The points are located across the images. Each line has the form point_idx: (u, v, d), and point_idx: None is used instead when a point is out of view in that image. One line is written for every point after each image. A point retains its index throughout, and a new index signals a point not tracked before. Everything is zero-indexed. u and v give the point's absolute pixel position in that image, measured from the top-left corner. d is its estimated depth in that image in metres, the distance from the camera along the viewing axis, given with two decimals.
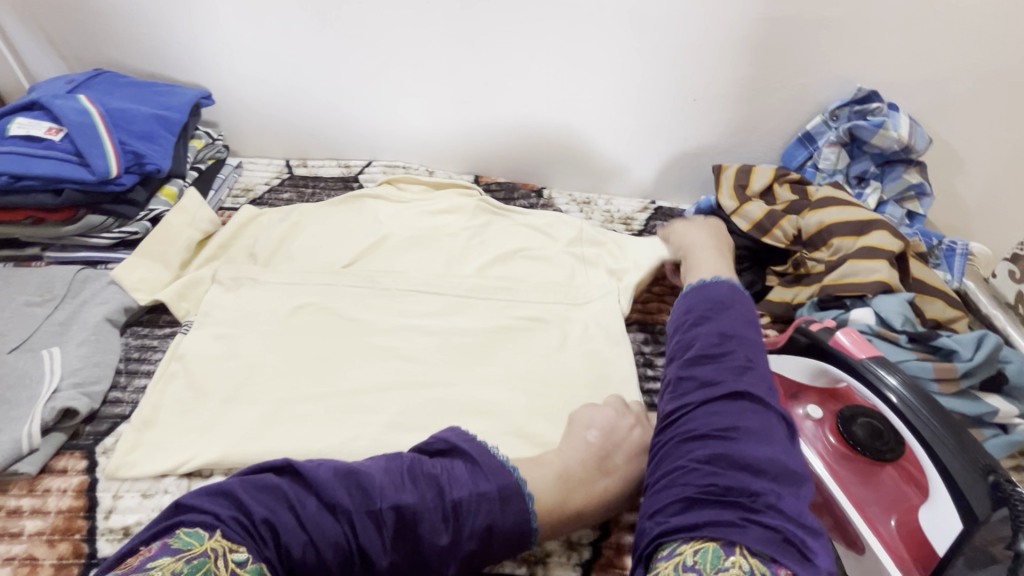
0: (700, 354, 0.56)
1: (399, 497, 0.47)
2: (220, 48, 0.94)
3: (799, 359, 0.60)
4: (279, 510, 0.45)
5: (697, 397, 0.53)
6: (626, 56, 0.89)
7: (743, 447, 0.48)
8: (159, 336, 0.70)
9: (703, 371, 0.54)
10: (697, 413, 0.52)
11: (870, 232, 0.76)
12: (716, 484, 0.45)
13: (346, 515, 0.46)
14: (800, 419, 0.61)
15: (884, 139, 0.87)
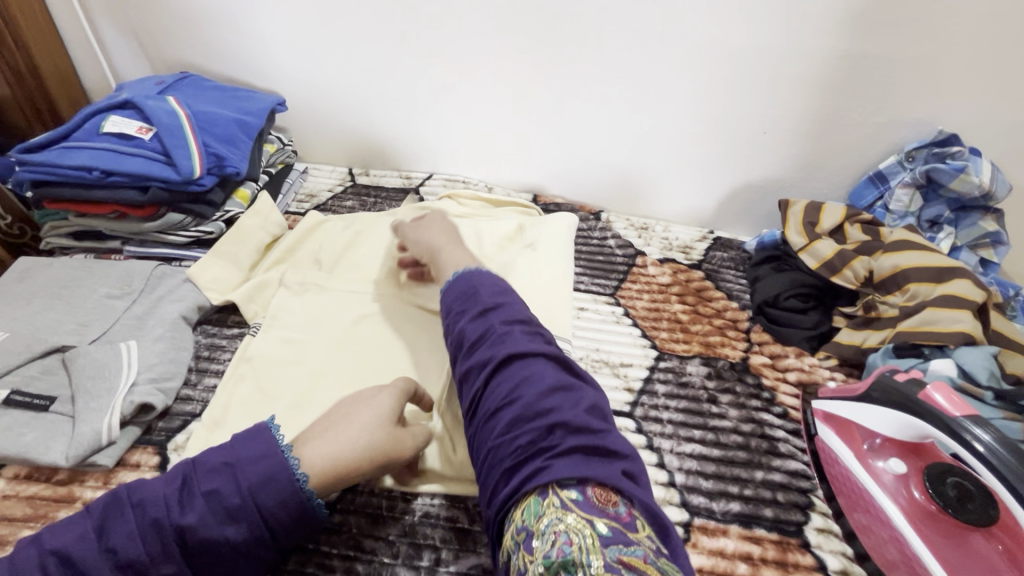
0: (458, 338, 0.51)
1: (204, 483, 0.43)
2: (297, 58, 0.96)
3: (882, 410, 0.59)
4: (161, 509, 0.42)
5: (481, 381, 0.47)
6: (697, 86, 0.88)
7: (520, 398, 0.44)
8: (228, 336, 0.71)
9: (477, 357, 0.48)
10: (469, 384, 0.48)
11: (951, 280, 0.73)
12: (523, 434, 0.42)
13: (163, 515, 0.41)
14: (882, 471, 0.59)
15: (964, 183, 0.85)
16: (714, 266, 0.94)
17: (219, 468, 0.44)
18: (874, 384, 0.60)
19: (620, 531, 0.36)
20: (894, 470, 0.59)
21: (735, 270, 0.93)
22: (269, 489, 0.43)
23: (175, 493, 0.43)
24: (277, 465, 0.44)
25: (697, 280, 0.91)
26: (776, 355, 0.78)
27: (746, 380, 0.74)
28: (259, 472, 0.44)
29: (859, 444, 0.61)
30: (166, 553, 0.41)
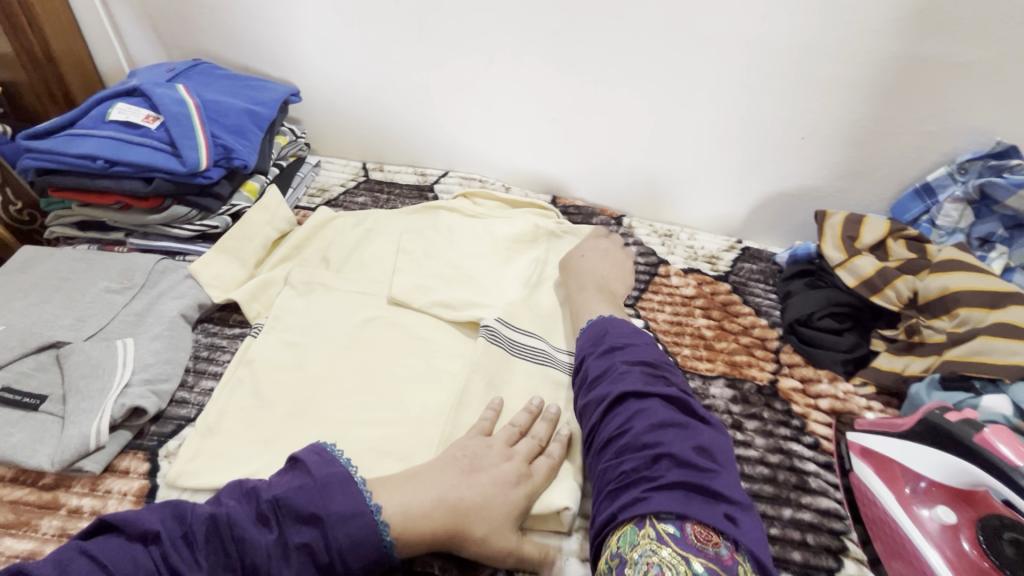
0: (581, 375, 0.59)
1: (314, 513, 0.45)
2: (314, 48, 0.93)
3: (931, 451, 0.54)
4: (242, 531, 0.43)
5: (595, 414, 0.54)
6: (732, 87, 0.83)
7: (628, 433, 0.50)
8: (229, 336, 0.68)
9: (594, 391, 0.56)
10: (596, 417, 0.54)
11: (1006, 306, 0.67)
12: (628, 467, 0.48)
13: (238, 542, 0.43)
14: (926, 519, 0.54)
15: (1022, 200, 0.78)
16: (742, 279, 0.89)
17: (309, 513, 0.45)
18: (924, 421, 0.56)
19: (716, 570, 0.41)
20: (943, 520, 0.54)
21: (764, 283, 0.88)
22: (356, 551, 0.44)
23: (249, 519, 0.44)
24: (363, 525, 0.45)
25: (724, 293, 0.85)
26: (807, 379, 0.72)
27: (774, 405, 0.68)
28: (344, 514, 0.45)
29: (903, 489, 0.56)
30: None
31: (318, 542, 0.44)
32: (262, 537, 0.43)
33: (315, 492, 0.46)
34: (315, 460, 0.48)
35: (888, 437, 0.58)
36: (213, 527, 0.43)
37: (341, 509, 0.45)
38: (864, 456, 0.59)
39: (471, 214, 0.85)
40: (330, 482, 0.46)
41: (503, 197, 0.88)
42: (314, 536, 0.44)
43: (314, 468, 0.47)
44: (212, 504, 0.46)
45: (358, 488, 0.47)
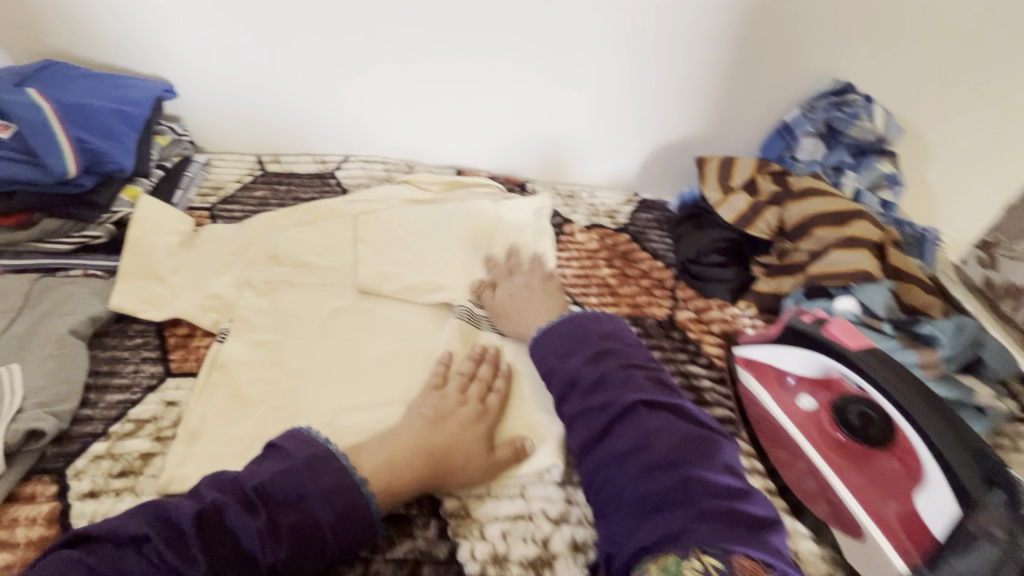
0: (570, 380, 0.57)
1: (301, 492, 0.46)
2: (184, 39, 0.89)
3: (793, 351, 0.62)
4: (231, 517, 0.44)
5: (601, 422, 0.52)
6: (609, 48, 0.88)
7: (648, 452, 0.49)
8: (130, 348, 0.65)
9: (594, 396, 0.54)
10: (611, 436, 0.52)
11: (852, 222, 0.78)
12: (657, 490, 0.46)
13: (230, 533, 0.44)
14: (794, 408, 0.63)
15: (860, 130, 0.90)
16: (639, 228, 0.96)
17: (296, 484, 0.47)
18: (785, 326, 0.63)
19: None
20: (808, 406, 0.62)
21: (660, 230, 0.95)
22: (342, 501, 0.47)
23: (239, 505, 0.45)
24: (351, 495, 0.48)
25: (624, 243, 0.92)
26: (700, 309, 0.80)
27: (672, 335, 0.76)
28: (327, 484, 0.48)
29: (779, 386, 0.65)
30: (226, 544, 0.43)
31: (320, 501, 0.47)
32: (248, 522, 0.44)
33: (302, 472, 0.48)
34: (297, 447, 0.50)
35: (764, 343, 0.66)
36: (222, 505, 0.45)
37: (327, 482, 0.48)
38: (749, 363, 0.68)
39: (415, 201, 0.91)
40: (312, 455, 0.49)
41: (446, 179, 0.95)
42: (303, 515, 0.46)
43: (294, 450, 0.49)
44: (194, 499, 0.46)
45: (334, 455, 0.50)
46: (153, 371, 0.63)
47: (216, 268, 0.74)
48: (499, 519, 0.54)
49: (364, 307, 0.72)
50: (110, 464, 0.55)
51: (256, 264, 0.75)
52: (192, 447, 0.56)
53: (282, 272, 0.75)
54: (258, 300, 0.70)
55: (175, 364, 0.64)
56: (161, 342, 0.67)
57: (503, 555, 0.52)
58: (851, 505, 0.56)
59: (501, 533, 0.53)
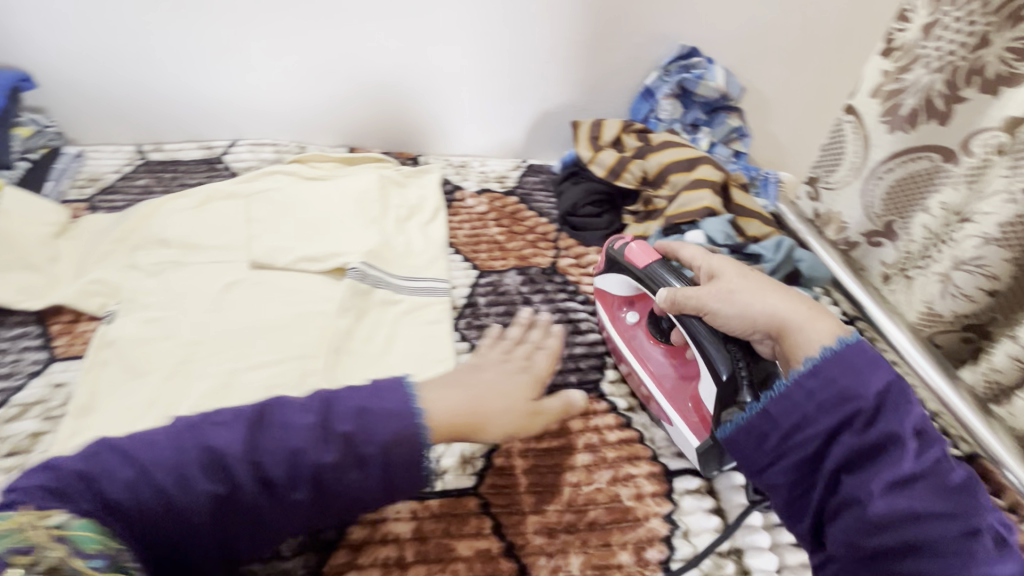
0: (822, 400, 0.45)
1: (180, 458, 0.43)
2: (39, 28, 0.85)
3: (615, 276, 0.70)
4: (111, 482, 0.43)
5: (892, 500, 0.42)
6: (479, 23, 0.95)
7: (919, 466, 0.43)
8: (8, 339, 0.65)
9: (857, 450, 0.44)
10: (891, 459, 0.43)
11: (699, 167, 0.89)
12: (904, 522, 0.42)
13: (150, 482, 0.43)
14: (628, 327, 0.71)
15: (706, 89, 1.02)
16: (526, 189, 1.04)
17: (356, 411, 0.46)
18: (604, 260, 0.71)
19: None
20: (633, 321, 0.71)
21: (546, 191, 1.03)
22: (400, 447, 0.45)
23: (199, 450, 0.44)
24: (309, 418, 0.46)
25: (512, 204, 0.99)
26: (580, 255, 0.89)
27: (554, 279, 0.84)
28: (275, 439, 0.45)
29: (614, 311, 0.72)
30: (194, 499, 0.43)
31: (309, 441, 0.44)
32: (120, 473, 0.43)
33: (257, 417, 0.46)
34: (391, 381, 0.49)
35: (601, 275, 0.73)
36: (168, 471, 0.43)
37: (298, 424, 0.45)
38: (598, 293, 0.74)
39: (310, 177, 0.94)
40: (310, 401, 0.47)
41: (338, 156, 0.99)
42: (231, 451, 0.44)
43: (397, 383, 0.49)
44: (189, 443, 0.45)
45: (410, 397, 0.48)
46: (36, 358, 0.63)
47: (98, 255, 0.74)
48: None
49: (257, 279, 0.75)
50: None
51: (143, 249, 0.77)
52: (85, 420, 0.58)
53: (172, 254, 0.77)
54: (152, 279, 0.73)
55: (59, 349, 0.65)
56: (43, 330, 0.67)
57: None
58: (663, 402, 0.63)
59: None
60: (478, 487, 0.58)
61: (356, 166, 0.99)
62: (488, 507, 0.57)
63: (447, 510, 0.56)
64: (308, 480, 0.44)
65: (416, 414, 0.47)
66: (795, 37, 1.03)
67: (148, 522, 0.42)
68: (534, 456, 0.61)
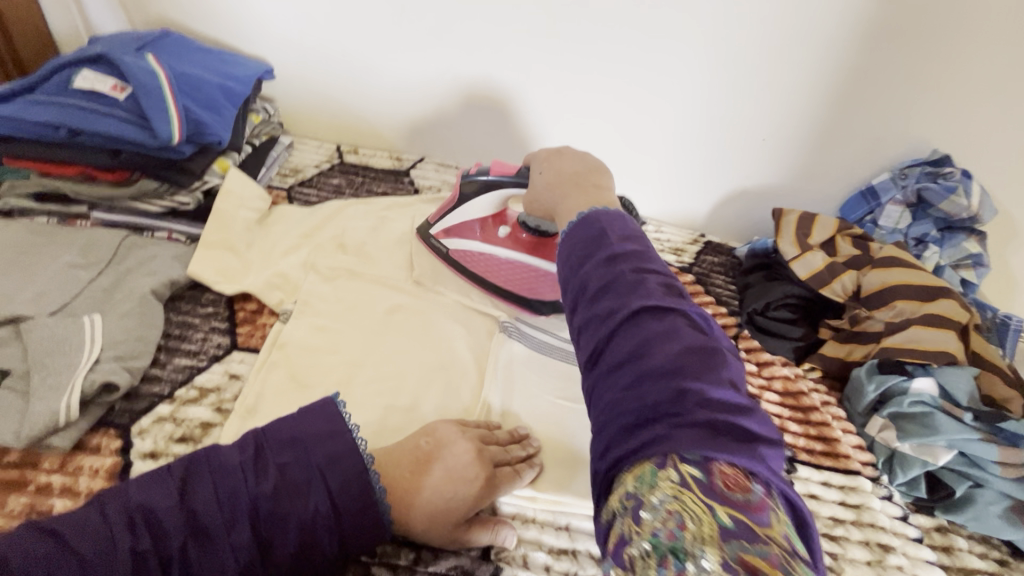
0: (659, 334, 0.38)
1: (259, 477, 0.44)
2: (289, 28, 0.92)
3: (473, 200, 0.72)
4: (193, 498, 0.43)
5: (617, 354, 0.38)
6: (708, 83, 0.87)
7: (766, 450, 0.34)
8: (200, 315, 0.67)
9: (638, 318, 0.39)
10: (692, 353, 0.37)
11: (937, 300, 0.75)
12: (706, 428, 0.34)
13: (229, 502, 0.43)
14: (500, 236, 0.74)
15: (953, 205, 0.86)
16: (704, 270, 0.93)
17: (289, 443, 0.46)
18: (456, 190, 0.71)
19: (749, 524, 0.30)
20: (506, 236, 0.74)
21: (725, 275, 0.92)
22: (338, 466, 0.46)
23: (250, 460, 0.44)
24: (344, 444, 0.47)
25: (689, 284, 0.89)
26: (763, 363, 0.78)
27: None
28: (325, 450, 0.47)
29: (478, 229, 0.74)
30: (243, 522, 0.43)
31: (244, 471, 0.44)
32: (204, 491, 0.43)
33: (305, 439, 0.47)
34: (315, 409, 0.49)
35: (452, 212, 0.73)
36: (237, 495, 0.43)
37: (339, 447, 0.47)
38: (439, 238, 0.76)
39: None
40: (254, 436, 0.47)
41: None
42: (292, 459, 0.45)
43: (317, 413, 0.49)
44: (238, 458, 0.45)
45: (340, 418, 0.49)
46: (220, 342, 0.65)
47: (284, 248, 0.75)
48: (542, 550, 0.53)
49: (421, 307, 0.72)
50: (172, 427, 0.56)
51: (323, 250, 0.75)
52: (249, 423, 0.57)
53: (348, 263, 0.74)
54: (329, 284, 0.72)
55: (240, 338, 0.66)
56: (230, 314, 0.68)
57: None
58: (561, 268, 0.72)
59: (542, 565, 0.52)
60: None
61: None
62: None
63: None
64: (324, 497, 0.45)
65: (350, 433, 0.48)
66: None
67: (240, 554, 0.42)
68: None
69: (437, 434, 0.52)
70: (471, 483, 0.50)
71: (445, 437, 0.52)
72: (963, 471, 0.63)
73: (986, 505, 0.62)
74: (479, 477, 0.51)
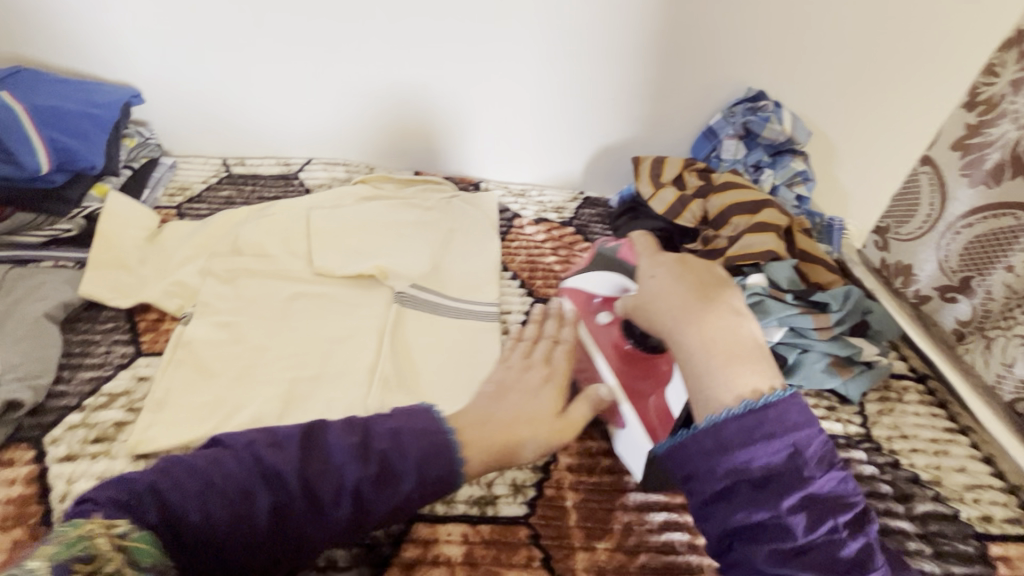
0: (790, 507, 0.45)
1: (297, 470, 0.46)
2: (150, 51, 0.94)
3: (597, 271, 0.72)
4: (228, 484, 0.44)
5: (760, 517, 0.45)
6: (553, 55, 0.97)
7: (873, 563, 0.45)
8: (101, 331, 0.70)
9: (749, 493, 0.46)
10: (817, 515, 0.45)
11: (762, 210, 0.89)
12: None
13: (260, 489, 0.44)
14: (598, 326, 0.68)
15: (772, 131, 1.01)
16: (583, 222, 1.03)
17: (368, 440, 0.49)
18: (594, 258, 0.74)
19: None
20: (605, 322, 0.68)
21: (602, 224, 1.03)
22: (393, 470, 0.48)
23: (299, 453, 0.47)
24: (433, 441, 0.50)
25: (570, 234, 1.00)
26: None
27: None
28: (394, 447, 0.49)
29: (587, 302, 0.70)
30: (261, 508, 0.44)
31: (286, 462, 0.46)
32: (242, 477, 0.45)
33: (369, 441, 0.49)
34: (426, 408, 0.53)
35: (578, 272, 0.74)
36: (268, 484, 0.45)
37: (432, 449, 0.49)
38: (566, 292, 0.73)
39: (373, 196, 0.94)
40: (257, 459, 0.46)
41: (398, 177, 0.97)
42: (349, 459, 0.47)
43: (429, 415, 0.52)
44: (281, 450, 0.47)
45: (444, 420, 0.52)
46: (125, 351, 0.68)
47: (180, 259, 0.78)
48: None
49: (320, 291, 0.77)
50: (85, 432, 0.60)
51: (217, 255, 0.79)
52: (159, 415, 0.61)
53: (243, 262, 0.78)
54: (227, 285, 0.76)
55: (145, 345, 0.69)
56: (131, 325, 0.71)
57: (450, 497, 0.59)
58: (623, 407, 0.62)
59: None
60: (529, 515, 0.58)
61: (416, 189, 0.97)
62: (537, 539, 0.57)
63: (499, 537, 0.56)
64: (357, 498, 0.46)
65: (459, 434, 0.51)
66: (871, 83, 1.00)
67: (245, 539, 0.43)
68: (585, 490, 0.61)
69: (499, 376, 0.61)
70: (531, 398, 0.57)
71: (505, 379, 0.60)
72: (793, 342, 0.77)
73: (811, 365, 0.76)
74: (541, 387, 0.59)
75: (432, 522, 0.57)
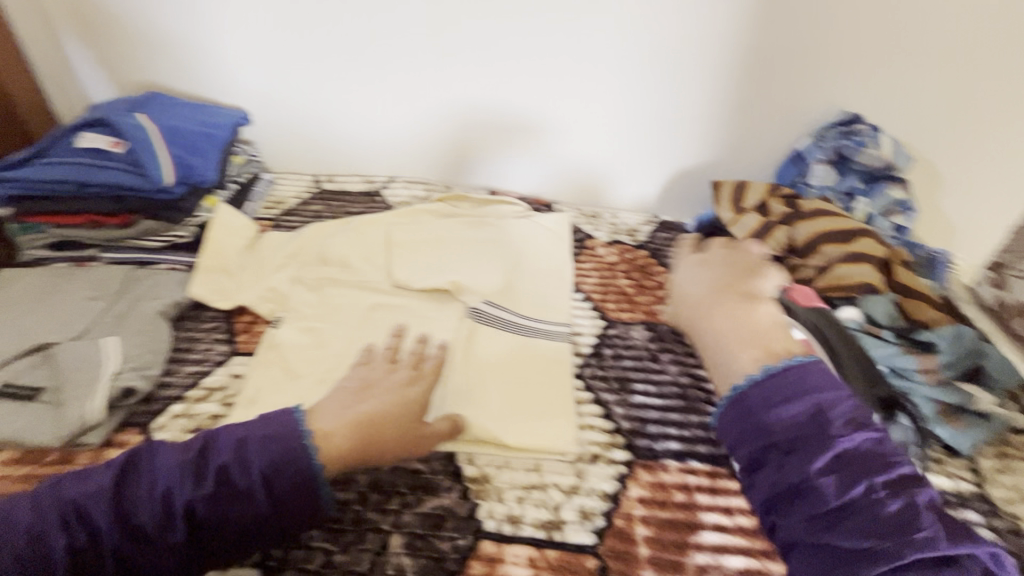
0: (821, 456, 0.50)
1: (157, 482, 0.49)
2: (260, 78, 1.03)
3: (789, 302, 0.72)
4: (130, 489, 0.50)
5: (789, 466, 0.51)
6: (633, 79, 0.97)
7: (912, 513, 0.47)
8: (204, 329, 0.76)
9: (782, 449, 0.53)
10: (841, 458, 0.50)
11: (857, 240, 0.83)
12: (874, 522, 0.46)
13: (130, 505, 0.48)
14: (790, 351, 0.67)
15: (869, 157, 0.94)
16: (658, 245, 1.01)
17: (216, 444, 0.52)
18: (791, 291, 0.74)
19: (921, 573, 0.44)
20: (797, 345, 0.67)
21: None
22: (243, 469, 0.51)
23: (158, 461, 0.51)
24: (258, 450, 0.52)
25: (644, 257, 0.98)
26: None
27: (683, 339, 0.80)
28: (266, 445, 0.52)
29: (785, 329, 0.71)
30: (158, 517, 0.48)
31: (161, 473, 0.50)
32: (127, 491, 0.49)
33: (213, 451, 0.52)
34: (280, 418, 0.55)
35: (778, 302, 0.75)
36: (159, 489, 0.49)
37: (270, 457, 0.51)
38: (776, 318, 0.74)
39: (450, 214, 0.97)
40: (211, 449, 0.52)
41: (474, 197, 1.00)
42: (214, 462, 0.51)
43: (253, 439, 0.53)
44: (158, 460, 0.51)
45: (296, 430, 0.54)
46: (223, 350, 0.74)
47: (274, 266, 0.84)
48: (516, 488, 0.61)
49: (397, 302, 0.80)
50: (186, 421, 0.65)
51: (307, 264, 0.84)
52: (250, 411, 0.65)
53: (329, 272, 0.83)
54: (314, 293, 0.80)
55: (240, 344, 0.75)
56: (229, 326, 0.77)
57: (518, 517, 0.59)
58: None
59: (516, 500, 0.60)
60: (597, 545, 0.57)
61: (492, 208, 0.99)
62: (605, 570, 0.55)
63: (565, 564, 0.55)
64: (241, 503, 0.50)
65: (297, 444, 0.53)
66: (985, 106, 0.92)
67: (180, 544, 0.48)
68: (658, 524, 0.59)
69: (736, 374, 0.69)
70: None
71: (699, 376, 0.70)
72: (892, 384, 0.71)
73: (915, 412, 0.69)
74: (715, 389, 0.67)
75: (498, 540, 0.56)
